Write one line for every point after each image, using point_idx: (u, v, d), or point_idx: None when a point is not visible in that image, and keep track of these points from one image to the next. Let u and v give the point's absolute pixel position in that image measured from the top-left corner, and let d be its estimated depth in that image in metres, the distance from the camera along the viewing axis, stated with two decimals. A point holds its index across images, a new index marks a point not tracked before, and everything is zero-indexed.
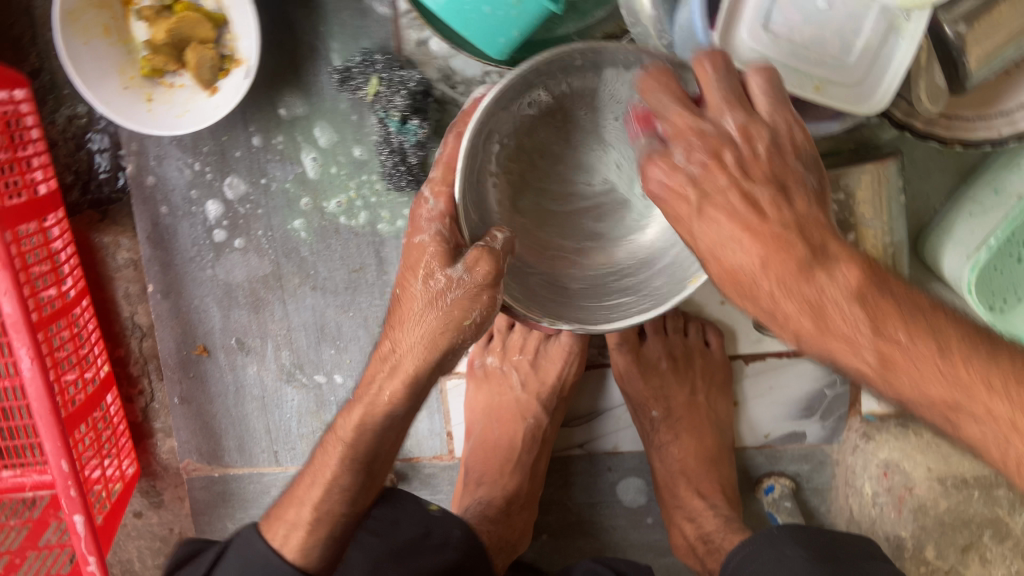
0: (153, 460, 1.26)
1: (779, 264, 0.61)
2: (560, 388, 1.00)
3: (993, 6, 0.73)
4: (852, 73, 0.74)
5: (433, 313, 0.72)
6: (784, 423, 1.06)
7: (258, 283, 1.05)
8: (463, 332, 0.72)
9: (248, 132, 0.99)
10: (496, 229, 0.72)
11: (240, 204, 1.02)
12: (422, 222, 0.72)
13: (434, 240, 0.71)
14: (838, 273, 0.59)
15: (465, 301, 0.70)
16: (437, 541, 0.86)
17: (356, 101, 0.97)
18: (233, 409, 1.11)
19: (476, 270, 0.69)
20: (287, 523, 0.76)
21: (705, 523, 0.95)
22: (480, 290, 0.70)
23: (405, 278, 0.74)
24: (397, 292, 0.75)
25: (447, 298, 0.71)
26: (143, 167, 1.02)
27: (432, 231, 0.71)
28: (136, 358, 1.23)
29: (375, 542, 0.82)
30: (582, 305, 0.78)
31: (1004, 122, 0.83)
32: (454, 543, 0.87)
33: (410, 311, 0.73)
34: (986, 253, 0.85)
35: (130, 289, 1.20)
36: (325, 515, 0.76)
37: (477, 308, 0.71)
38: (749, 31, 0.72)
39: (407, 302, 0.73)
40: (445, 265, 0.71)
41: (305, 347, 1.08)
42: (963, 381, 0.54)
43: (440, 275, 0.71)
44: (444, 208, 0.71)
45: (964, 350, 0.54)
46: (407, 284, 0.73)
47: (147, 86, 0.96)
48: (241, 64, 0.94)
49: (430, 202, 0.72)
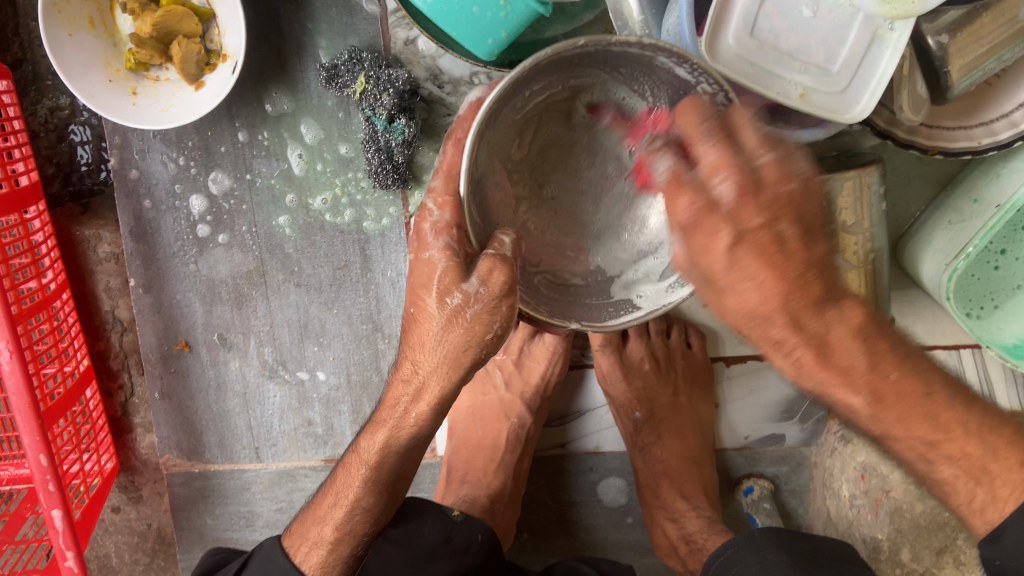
0: (132, 455, 1.26)
1: (793, 302, 0.56)
2: (543, 388, 1.01)
3: (976, 17, 0.75)
4: (837, 81, 0.75)
5: (454, 330, 0.63)
6: (763, 425, 1.08)
7: (242, 278, 1.05)
8: (488, 347, 0.64)
9: (233, 128, 0.99)
10: (503, 231, 0.62)
11: (224, 199, 1.02)
12: (427, 236, 0.62)
13: (444, 254, 0.61)
14: (843, 308, 0.58)
15: (484, 317, 0.61)
16: (460, 546, 0.84)
17: (342, 99, 0.97)
18: (215, 405, 1.11)
19: (491, 281, 0.60)
20: (310, 541, 0.77)
21: (687, 524, 0.96)
22: (499, 302, 0.61)
23: (417, 297, 0.65)
24: (413, 311, 0.66)
25: (467, 315, 0.62)
26: (126, 160, 1.01)
27: (440, 246, 0.62)
28: (116, 352, 1.22)
29: (394, 552, 0.79)
30: (589, 304, 0.72)
31: (983, 132, 0.84)
32: (476, 548, 0.85)
33: (427, 333, 0.65)
34: (964, 260, 0.85)
35: (111, 283, 1.19)
36: (348, 535, 0.76)
37: (499, 321, 0.62)
38: (735, 38, 0.73)
39: (424, 323, 0.65)
40: (460, 280, 0.61)
41: (288, 344, 1.07)
42: (943, 423, 0.60)
43: (455, 291, 0.61)
44: (450, 219, 0.61)
45: (947, 396, 0.60)
46: (420, 302, 0.64)
47: (132, 79, 0.96)
48: (228, 59, 0.93)
49: (434, 213, 0.62)
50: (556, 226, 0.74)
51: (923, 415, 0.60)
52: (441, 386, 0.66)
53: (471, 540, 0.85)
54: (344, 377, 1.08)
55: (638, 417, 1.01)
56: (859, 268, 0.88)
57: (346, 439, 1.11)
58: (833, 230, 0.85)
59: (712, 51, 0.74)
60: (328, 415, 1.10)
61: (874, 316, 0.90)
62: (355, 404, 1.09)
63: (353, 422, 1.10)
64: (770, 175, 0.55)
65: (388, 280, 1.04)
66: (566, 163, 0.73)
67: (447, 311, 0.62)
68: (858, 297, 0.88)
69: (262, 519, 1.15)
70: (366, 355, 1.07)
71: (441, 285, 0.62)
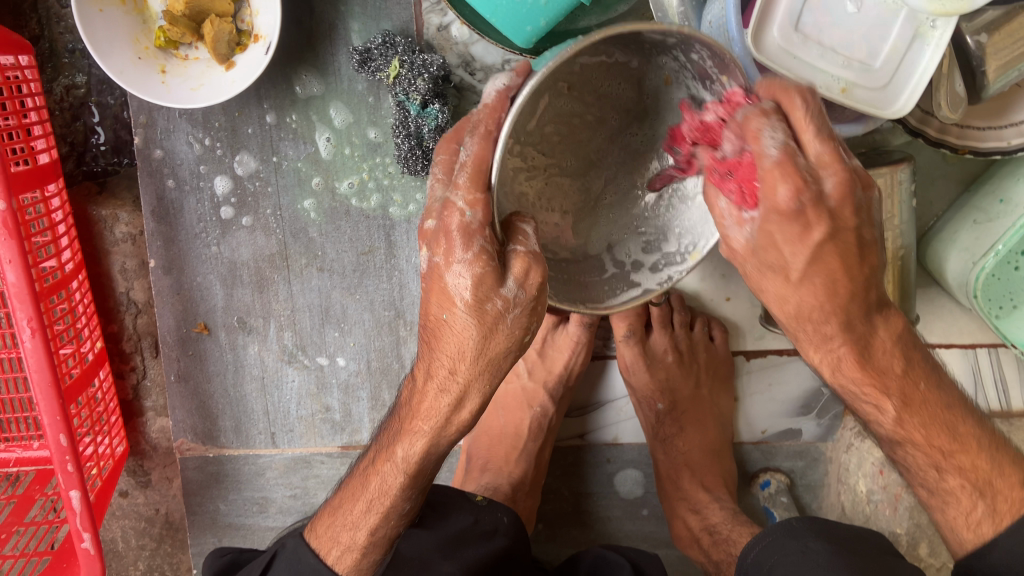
0: (142, 439, 1.25)
1: (852, 308, 0.64)
2: (566, 378, 1.02)
3: (1012, 17, 0.75)
4: (878, 77, 0.75)
5: (493, 336, 0.63)
6: (780, 420, 1.09)
7: (264, 262, 1.04)
8: (520, 347, 0.65)
9: (261, 109, 0.98)
10: (521, 224, 0.62)
11: (249, 181, 1.01)
12: (457, 238, 0.58)
13: (477, 260, 0.59)
14: (890, 320, 0.67)
15: (522, 317, 0.62)
16: (487, 528, 0.85)
17: (373, 83, 0.97)
18: (232, 389, 1.10)
19: (529, 283, 0.60)
20: (340, 545, 0.76)
21: (710, 515, 0.98)
22: (535, 304, 0.62)
23: (447, 304, 0.62)
24: (442, 318, 0.63)
25: (506, 319, 0.62)
26: (150, 139, 1.00)
27: (473, 250, 0.58)
28: (129, 335, 1.21)
29: (424, 535, 0.80)
30: (603, 281, 0.73)
31: (1013, 132, 0.84)
32: (504, 529, 0.87)
33: (466, 343, 0.63)
34: (993, 259, 0.88)
35: (127, 264, 1.18)
36: (381, 540, 0.75)
37: (534, 321, 0.63)
38: (780, 31, 0.73)
39: (460, 330, 0.62)
40: (497, 285, 0.60)
41: (308, 329, 1.07)
42: (963, 440, 0.70)
43: (495, 298, 0.60)
44: (482, 218, 0.58)
45: (970, 427, 0.70)
46: (449, 312, 0.62)
47: (161, 57, 0.95)
48: (260, 39, 0.93)
49: (465, 213, 0.57)
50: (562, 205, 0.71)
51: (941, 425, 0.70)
52: (480, 390, 0.66)
53: (498, 522, 0.87)
54: (365, 364, 1.08)
55: (661, 409, 1.03)
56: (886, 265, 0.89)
57: (364, 426, 1.10)
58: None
59: (757, 43, 0.74)
60: (346, 401, 1.09)
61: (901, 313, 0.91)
62: (373, 391, 1.09)
63: (372, 409, 1.09)
64: (836, 192, 0.58)
65: (412, 266, 1.03)
66: (571, 143, 0.69)
67: (486, 318, 0.61)
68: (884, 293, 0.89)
69: (275, 505, 1.14)
70: (388, 341, 1.07)
71: (481, 294, 0.60)
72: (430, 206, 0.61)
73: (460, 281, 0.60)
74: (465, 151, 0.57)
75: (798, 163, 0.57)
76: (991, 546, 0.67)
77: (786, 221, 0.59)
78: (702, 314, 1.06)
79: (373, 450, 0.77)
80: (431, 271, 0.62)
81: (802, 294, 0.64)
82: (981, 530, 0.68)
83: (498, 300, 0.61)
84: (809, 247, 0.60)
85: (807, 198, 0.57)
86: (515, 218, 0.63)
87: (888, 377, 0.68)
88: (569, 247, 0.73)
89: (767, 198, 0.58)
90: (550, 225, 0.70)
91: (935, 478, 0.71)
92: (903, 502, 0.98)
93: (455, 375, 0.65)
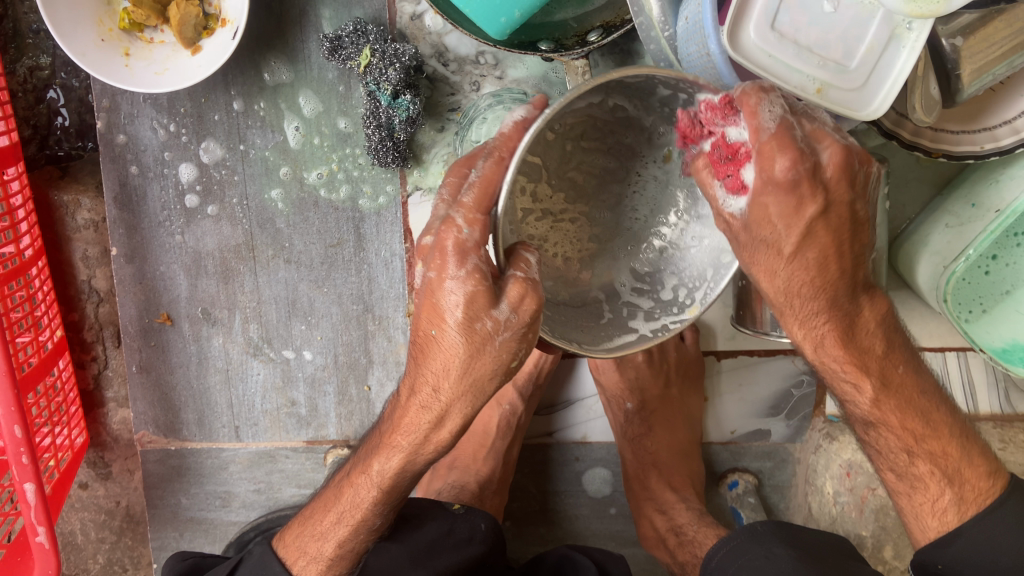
0: (103, 430, 1.22)
1: (838, 288, 0.63)
2: (536, 375, 1.00)
3: (989, 20, 0.75)
4: (853, 77, 0.74)
5: (481, 359, 0.61)
6: (749, 420, 1.08)
7: (229, 252, 1.02)
8: (510, 373, 0.63)
9: (228, 96, 0.96)
10: (525, 249, 0.60)
11: (215, 169, 0.99)
12: (452, 255, 0.57)
13: (470, 278, 0.58)
14: (875, 299, 0.66)
15: (512, 342, 0.60)
16: (460, 537, 0.85)
17: (343, 71, 0.95)
18: (195, 381, 1.08)
19: (522, 308, 0.58)
20: (309, 556, 0.77)
21: (676, 516, 0.98)
22: (527, 330, 0.60)
23: (437, 320, 0.61)
24: (431, 334, 0.62)
25: (494, 341, 0.60)
26: (113, 124, 0.97)
27: (468, 267, 0.58)
28: (90, 323, 1.18)
29: (396, 550, 0.80)
30: (611, 325, 0.69)
31: (986, 138, 0.84)
32: (481, 538, 0.87)
33: (453, 361, 0.61)
34: (964, 262, 0.85)
35: (89, 251, 1.15)
36: (348, 553, 0.76)
37: (524, 347, 0.61)
38: (756, 29, 0.71)
39: (448, 349, 0.61)
40: (490, 306, 0.58)
41: (274, 322, 1.05)
42: (935, 426, 0.70)
43: (485, 318, 0.59)
44: (479, 237, 0.57)
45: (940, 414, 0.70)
46: (441, 329, 0.61)
47: (125, 39, 0.92)
48: (227, 23, 0.90)
49: (462, 231, 0.57)
50: (574, 254, 0.71)
51: (915, 412, 0.69)
52: (462, 412, 0.64)
53: (476, 530, 0.87)
54: (331, 358, 1.06)
55: (630, 408, 1.02)
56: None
57: (330, 420, 1.09)
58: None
59: (733, 40, 0.72)
60: (312, 395, 1.08)
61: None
62: (340, 385, 1.07)
63: (338, 403, 1.08)
64: (833, 163, 0.57)
65: (381, 260, 1.02)
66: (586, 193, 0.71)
67: (475, 339, 0.60)
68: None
69: (238, 500, 1.12)
70: (355, 336, 1.05)
71: (472, 312, 0.59)
72: (429, 223, 0.60)
73: (451, 298, 0.59)
74: (474, 174, 0.56)
75: (796, 136, 0.56)
76: (954, 535, 0.68)
77: (782, 195, 0.57)
78: None
79: (352, 462, 0.77)
80: (425, 286, 0.61)
81: (792, 270, 0.62)
82: (946, 518, 0.69)
83: (489, 323, 0.59)
84: (802, 224, 0.59)
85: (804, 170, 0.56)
86: (519, 245, 0.61)
87: (869, 358, 0.67)
88: (570, 291, 0.71)
89: (762, 172, 0.57)
90: (550, 267, 0.69)
91: (903, 462, 0.70)
92: (869, 504, 0.99)
93: (438, 394, 0.63)
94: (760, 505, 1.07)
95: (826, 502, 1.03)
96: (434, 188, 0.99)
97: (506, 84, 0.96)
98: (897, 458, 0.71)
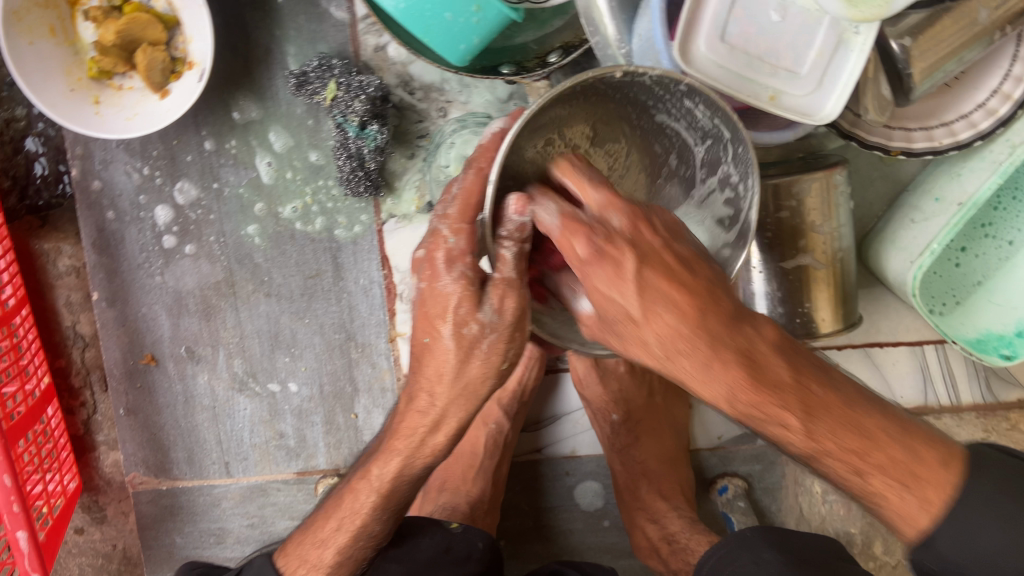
0: (96, 475, 1.22)
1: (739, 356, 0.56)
2: (520, 393, 1.01)
3: (936, 19, 0.77)
4: (805, 83, 0.76)
5: (469, 366, 0.62)
6: (736, 425, 1.09)
7: (209, 290, 1.03)
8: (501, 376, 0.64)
9: (200, 136, 0.97)
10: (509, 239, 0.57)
11: (190, 210, 1.00)
12: (441, 266, 0.60)
13: (460, 284, 0.60)
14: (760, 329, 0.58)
15: (500, 338, 0.61)
16: (460, 556, 0.85)
17: (311, 105, 0.96)
18: (183, 420, 1.08)
19: (505, 309, 0.60)
20: (309, 564, 0.76)
21: (668, 524, 0.98)
22: (513, 332, 0.61)
23: (430, 330, 0.62)
24: (424, 342, 0.63)
25: (482, 345, 0.61)
26: (88, 171, 0.99)
27: (453, 277, 0.60)
28: (77, 369, 1.19)
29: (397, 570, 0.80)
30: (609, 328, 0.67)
31: (944, 132, 0.87)
32: (477, 557, 0.87)
33: (444, 367, 0.63)
34: (930, 257, 0.87)
35: (72, 297, 1.16)
36: (347, 560, 0.76)
37: (512, 349, 0.62)
38: (706, 42, 0.73)
39: (439, 355, 0.62)
40: (474, 309, 0.60)
41: (258, 356, 1.06)
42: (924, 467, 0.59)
43: (471, 324, 0.60)
44: (465, 246, 0.59)
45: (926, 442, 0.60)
46: (435, 334, 0.62)
47: (94, 88, 0.94)
48: (194, 66, 0.92)
49: (448, 241, 0.59)
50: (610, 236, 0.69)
51: (847, 426, 0.59)
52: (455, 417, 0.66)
53: (473, 549, 0.87)
54: (317, 388, 1.07)
55: (615, 420, 1.02)
56: (828, 267, 0.89)
57: (320, 450, 1.09)
58: (803, 229, 0.87)
59: (686, 55, 0.73)
60: (300, 426, 1.08)
61: (842, 314, 0.92)
62: (328, 415, 1.08)
63: (327, 433, 1.08)
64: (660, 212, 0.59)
65: (360, 288, 1.03)
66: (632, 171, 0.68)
67: (463, 343, 0.61)
68: (827, 293, 0.90)
69: (232, 535, 1.12)
70: (340, 364, 1.06)
71: (460, 317, 0.60)
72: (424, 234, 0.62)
73: (442, 303, 0.61)
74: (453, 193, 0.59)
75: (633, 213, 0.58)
76: None
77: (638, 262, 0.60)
78: None
79: (350, 472, 0.78)
80: (419, 299, 0.63)
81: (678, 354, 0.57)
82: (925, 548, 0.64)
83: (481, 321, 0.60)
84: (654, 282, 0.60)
85: (601, 240, 0.54)
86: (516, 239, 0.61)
87: (782, 390, 0.57)
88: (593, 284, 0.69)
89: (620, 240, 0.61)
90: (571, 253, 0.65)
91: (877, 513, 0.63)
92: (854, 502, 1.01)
93: (434, 397, 0.65)
94: (751, 509, 1.08)
95: (816, 502, 1.03)
96: (408, 215, 1.01)
97: (472, 108, 0.98)
98: (847, 478, 0.61)
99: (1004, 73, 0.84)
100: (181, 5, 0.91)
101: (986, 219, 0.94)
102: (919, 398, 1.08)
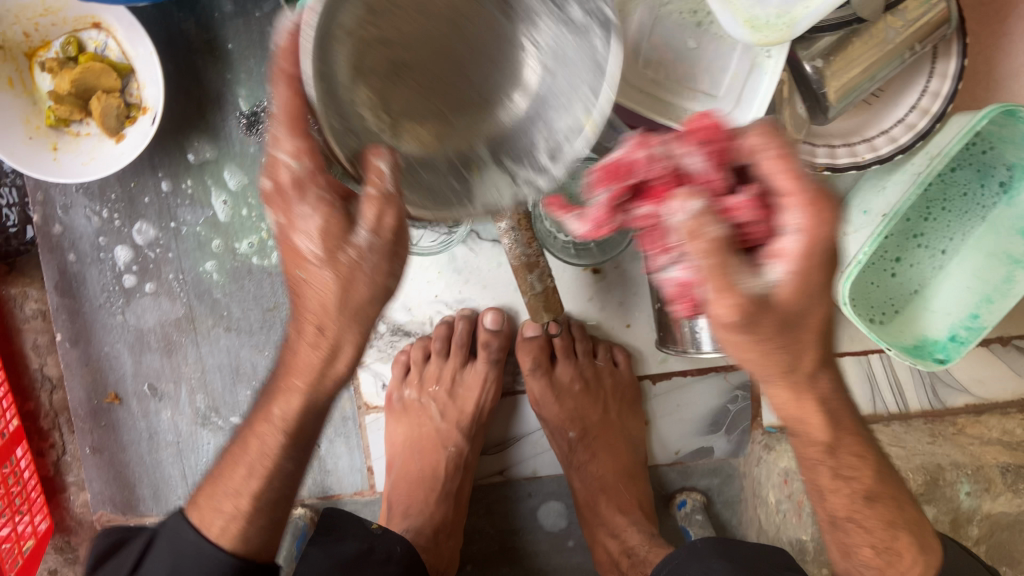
0: (68, 516, 1.24)
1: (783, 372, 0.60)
2: (479, 416, 1.05)
3: (847, 42, 0.80)
4: (721, 105, 0.75)
5: (358, 286, 0.59)
6: (692, 439, 1.11)
7: (170, 326, 1.06)
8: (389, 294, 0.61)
9: (157, 178, 1.01)
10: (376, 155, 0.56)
11: (149, 249, 1.03)
12: (291, 193, 0.57)
13: (320, 211, 0.57)
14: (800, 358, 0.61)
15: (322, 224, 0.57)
16: (380, 557, 0.85)
17: (264, 144, 1.00)
18: (148, 456, 1.10)
19: (381, 226, 0.57)
20: (224, 515, 0.69)
21: (628, 538, 1.00)
22: (394, 248, 0.58)
23: (300, 264, 0.59)
24: (298, 276, 0.60)
25: (363, 268, 0.58)
26: (49, 216, 1.02)
27: (309, 219, 0.57)
28: (47, 411, 1.21)
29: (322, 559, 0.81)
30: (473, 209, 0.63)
31: (867, 149, 0.89)
32: (397, 559, 0.87)
33: (329, 296, 0.59)
34: (857, 268, 0.89)
35: (39, 340, 1.18)
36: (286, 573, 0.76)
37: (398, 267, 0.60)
38: (625, 69, 0.74)
39: (320, 286, 0.59)
40: (347, 232, 0.57)
41: (220, 390, 1.08)
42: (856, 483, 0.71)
43: (348, 248, 0.57)
44: (311, 164, 0.56)
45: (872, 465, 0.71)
46: (304, 267, 0.59)
47: (52, 135, 0.97)
48: (147, 111, 0.96)
49: (291, 164, 0.56)
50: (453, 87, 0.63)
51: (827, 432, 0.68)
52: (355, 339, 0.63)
53: (388, 553, 0.86)
54: None
55: (572, 437, 1.05)
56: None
57: None
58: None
59: None
60: None
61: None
62: None
63: None
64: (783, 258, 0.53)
65: None
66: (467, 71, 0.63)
67: (341, 269, 0.58)
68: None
69: None
70: None
71: (330, 243, 0.57)
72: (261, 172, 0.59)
73: (306, 235, 0.58)
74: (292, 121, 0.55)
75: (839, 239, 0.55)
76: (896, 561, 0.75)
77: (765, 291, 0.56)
78: (605, 342, 1.08)
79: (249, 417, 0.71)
80: (280, 237, 0.60)
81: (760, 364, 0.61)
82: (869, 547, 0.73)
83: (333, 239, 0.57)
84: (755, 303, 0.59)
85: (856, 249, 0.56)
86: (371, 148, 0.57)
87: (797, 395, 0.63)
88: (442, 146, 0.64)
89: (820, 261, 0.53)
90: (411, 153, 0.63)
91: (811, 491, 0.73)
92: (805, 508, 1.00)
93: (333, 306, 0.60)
94: (710, 521, 1.10)
95: (771, 511, 1.06)
96: None
97: None
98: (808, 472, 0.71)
99: (921, 88, 0.87)
100: (134, 53, 0.95)
101: (917, 230, 0.98)
102: (868, 407, 1.11)
